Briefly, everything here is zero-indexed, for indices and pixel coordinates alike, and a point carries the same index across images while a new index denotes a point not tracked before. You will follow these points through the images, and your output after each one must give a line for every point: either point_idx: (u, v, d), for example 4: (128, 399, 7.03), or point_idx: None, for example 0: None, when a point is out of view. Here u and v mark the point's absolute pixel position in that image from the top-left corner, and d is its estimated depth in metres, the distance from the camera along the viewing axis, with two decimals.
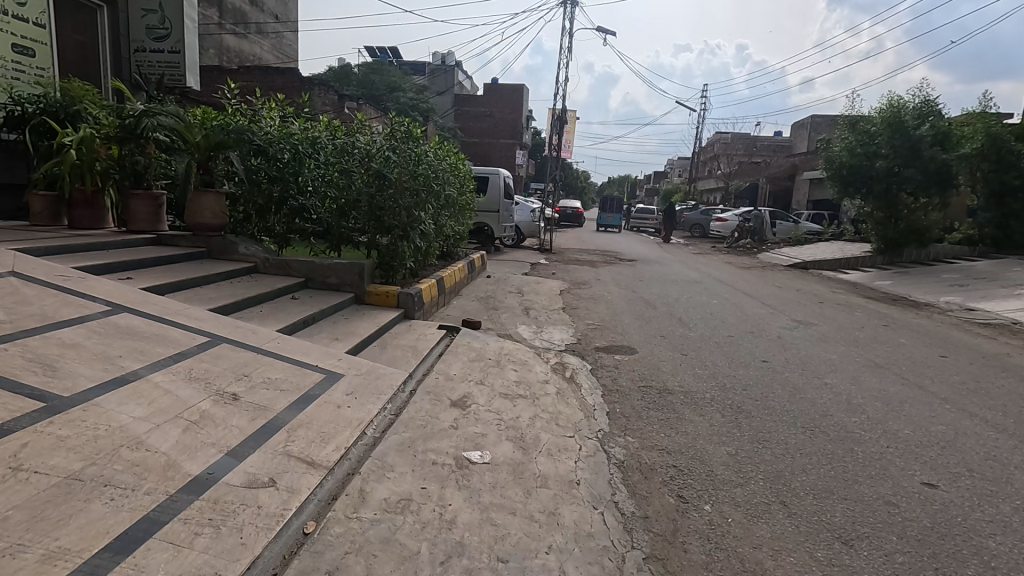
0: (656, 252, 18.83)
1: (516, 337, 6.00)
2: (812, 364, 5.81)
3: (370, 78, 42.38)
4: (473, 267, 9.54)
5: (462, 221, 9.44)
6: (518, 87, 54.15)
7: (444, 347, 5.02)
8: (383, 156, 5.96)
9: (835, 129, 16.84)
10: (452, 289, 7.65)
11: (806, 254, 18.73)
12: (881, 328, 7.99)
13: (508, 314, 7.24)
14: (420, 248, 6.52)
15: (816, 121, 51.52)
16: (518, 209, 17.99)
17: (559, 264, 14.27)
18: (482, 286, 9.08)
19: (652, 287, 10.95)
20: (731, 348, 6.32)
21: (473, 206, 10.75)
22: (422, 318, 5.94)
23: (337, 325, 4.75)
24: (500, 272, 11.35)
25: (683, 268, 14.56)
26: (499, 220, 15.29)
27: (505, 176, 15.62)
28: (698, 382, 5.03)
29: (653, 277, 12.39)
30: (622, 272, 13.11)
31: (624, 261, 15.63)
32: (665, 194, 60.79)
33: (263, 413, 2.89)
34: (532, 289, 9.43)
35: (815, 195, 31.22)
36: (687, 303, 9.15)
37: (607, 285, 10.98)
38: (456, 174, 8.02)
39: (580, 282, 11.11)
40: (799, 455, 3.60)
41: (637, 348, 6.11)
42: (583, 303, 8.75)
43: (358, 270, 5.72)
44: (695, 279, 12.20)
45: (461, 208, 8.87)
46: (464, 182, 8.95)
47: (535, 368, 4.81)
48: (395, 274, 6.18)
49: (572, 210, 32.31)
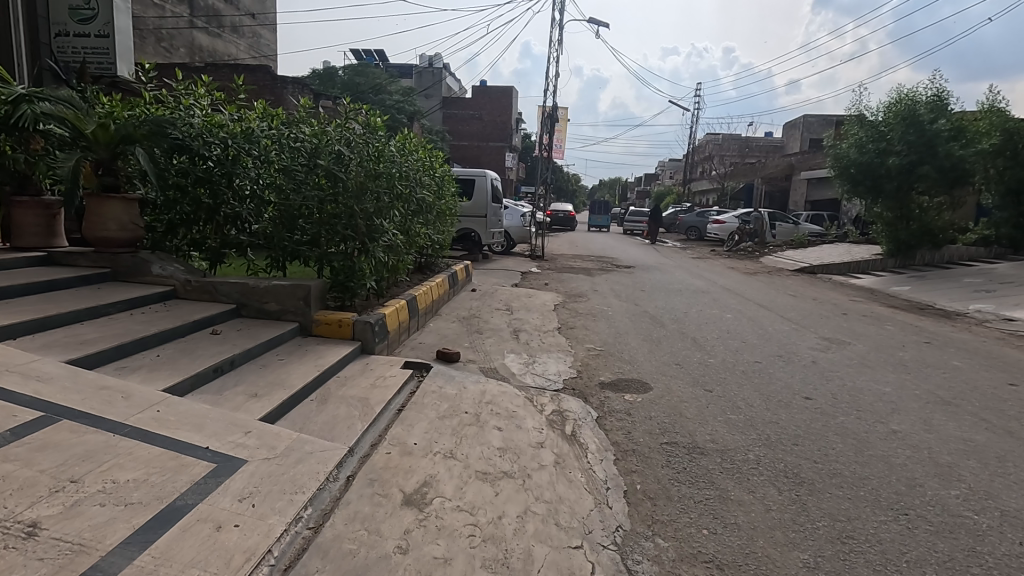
0: (655, 258, 17.80)
1: (503, 374, 4.87)
2: (866, 401, 4.73)
3: (355, 80, 41.13)
4: (455, 280, 8.41)
5: (442, 228, 8.33)
6: (507, 89, 53.27)
7: (408, 395, 3.88)
8: (333, 151, 4.82)
9: (843, 124, 15.91)
10: (427, 311, 6.50)
11: (813, 257, 17.75)
12: (924, 346, 6.94)
13: (494, 339, 6.11)
14: (385, 264, 5.38)
15: (808, 121, 50.96)
16: (507, 213, 16.89)
17: (553, 273, 13.18)
18: (466, 303, 7.94)
19: (656, 299, 9.86)
20: (763, 380, 5.23)
21: (456, 211, 9.62)
22: (384, 351, 4.79)
23: (265, 371, 3.60)
24: (486, 283, 10.25)
25: (686, 275, 13.49)
26: (487, 226, 14.18)
27: (492, 178, 14.56)
28: (735, 436, 3.92)
29: (655, 286, 11.33)
30: (621, 282, 12.03)
31: (622, 268, 14.57)
32: (658, 196, 60.04)
33: (73, 561, 1.75)
34: (523, 305, 8.30)
35: (814, 195, 30.36)
36: (699, 319, 8.06)
37: (607, 297, 9.89)
38: (431, 175, 6.90)
39: (576, 294, 10.00)
40: (908, 568, 2.49)
41: (651, 383, 5.00)
42: (581, 321, 7.64)
43: (302, 294, 4.57)
44: (702, 288, 11.16)
45: (439, 213, 7.74)
46: (442, 184, 7.84)
47: (525, 424, 3.68)
48: (353, 297, 5.03)
49: (564, 213, 31.22)
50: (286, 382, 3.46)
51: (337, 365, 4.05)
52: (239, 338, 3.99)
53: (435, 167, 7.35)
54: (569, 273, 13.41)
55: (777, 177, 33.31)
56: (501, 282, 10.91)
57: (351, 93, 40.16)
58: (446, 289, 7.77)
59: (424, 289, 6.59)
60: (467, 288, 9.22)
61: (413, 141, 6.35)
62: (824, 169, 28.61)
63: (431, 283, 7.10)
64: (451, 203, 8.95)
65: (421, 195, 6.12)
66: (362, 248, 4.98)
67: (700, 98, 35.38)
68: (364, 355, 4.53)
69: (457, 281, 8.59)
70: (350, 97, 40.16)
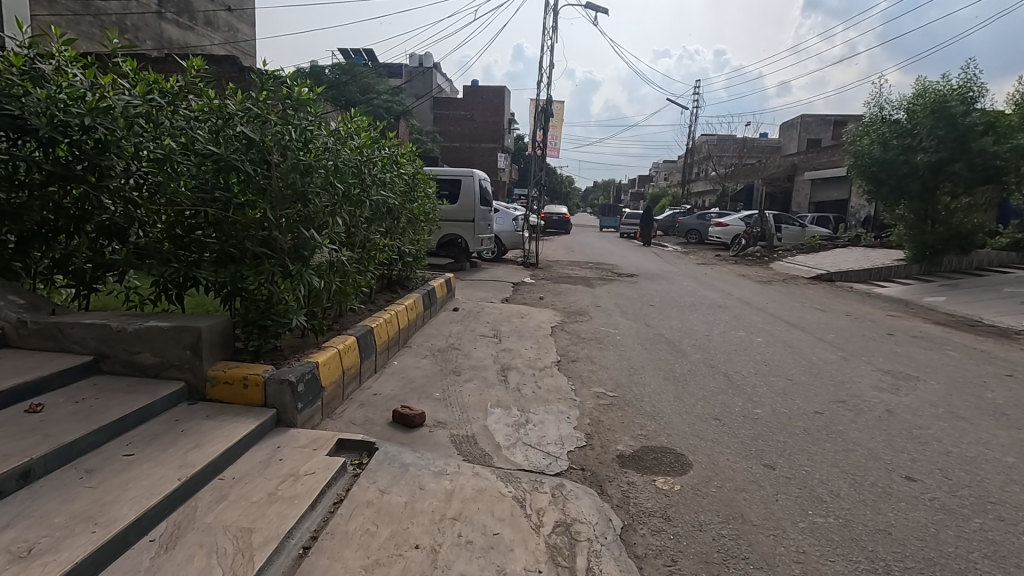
0: (657, 265, 16.46)
1: (483, 450, 3.46)
2: (995, 484, 3.37)
3: (341, 79, 39.51)
4: (432, 299, 7.02)
5: (416, 236, 6.94)
6: (499, 89, 52.05)
7: (327, 513, 2.47)
8: (238, 133, 3.35)
9: (862, 120, 14.65)
10: (390, 346, 5.12)
11: (828, 262, 16.47)
12: (1011, 382, 5.59)
13: (476, 384, 4.70)
14: (322, 290, 3.95)
15: (806, 121, 49.95)
16: (498, 217, 15.51)
17: (548, 284, 11.80)
18: (446, 329, 6.52)
19: (669, 317, 8.50)
20: (839, 447, 3.86)
21: (436, 216, 8.24)
22: (311, 420, 3.38)
23: (83, 488, 2.19)
24: (472, 299, 8.85)
25: (697, 286, 12.12)
26: (474, 231, 12.81)
27: (481, 178, 13.23)
28: (839, 567, 2.54)
29: (665, 300, 9.98)
30: (626, 294, 10.65)
31: (625, 277, 13.23)
32: (653, 198, 58.88)
33: None
34: (514, 328, 6.90)
35: (818, 196, 29.15)
36: (726, 346, 6.68)
37: (612, 315, 8.50)
38: (395, 170, 5.48)
39: (576, 312, 8.59)
40: None
41: (689, 457, 3.62)
42: (584, 351, 6.25)
43: (189, 341, 3.14)
44: (718, 303, 9.82)
45: (409, 217, 6.33)
46: (415, 182, 6.41)
47: (511, 568, 2.28)
48: (272, 340, 3.61)
49: (558, 216, 29.89)
50: (105, 513, 2.05)
51: (224, 460, 2.64)
52: (70, 418, 2.58)
53: (401, 160, 5.93)
54: (567, 284, 12.02)
55: (779, 177, 32.07)
56: (490, 297, 9.52)
57: (336, 91, 38.51)
58: (419, 310, 6.41)
59: (385, 317, 5.20)
60: (450, 306, 7.83)
61: (368, 126, 4.92)
62: (829, 169, 27.39)
63: (397, 307, 5.72)
64: (427, 204, 7.53)
65: (377, 195, 4.71)
66: (287, 270, 3.55)
67: (699, 96, 34.11)
68: (279, 430, 3.11)
69: (435, 298, 7.20)
70: (336, 96, 38.53)
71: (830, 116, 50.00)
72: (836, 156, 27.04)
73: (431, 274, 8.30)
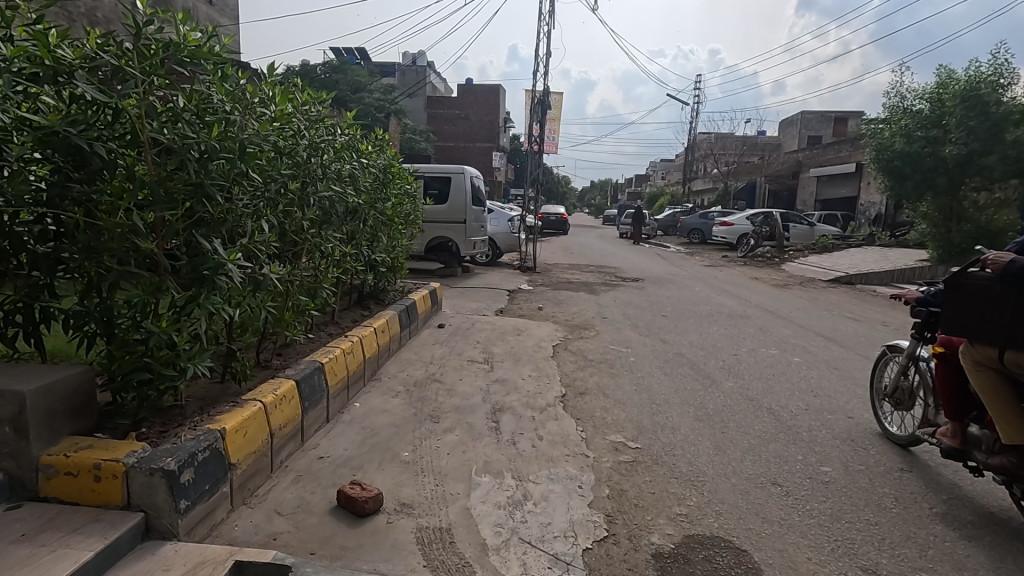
0: (663, 268, 15.41)
1: (461, 558, 2.40)
2: None
3: (331, 77, 38.31)
4: (411, 314, 5.94)
5: (392, 240, 5.89)
6: (494, 88, 51.11)
7: None
8: (85, 96, 2.20)
9: (882, 111, 13.66)
10: (351, 381, 4.04)
11: (844, 264, 15.44)
12: None
13: (459, 435, 3.63)
14: (235, 320, 2.91)
15: (806, 117, 49.00)
16: (492, 218, 14.43)
17: (548, 291, 10.74)
18: (427, 353, 5.45)
19: (686, 330, 7.44)
20: (953, 533, 2.80)
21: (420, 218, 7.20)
22: (205, 521, 2.29)
23: None
24: (462, 312, 7.78)
25: (710, 292, 11.08)
26: (466, 235, 11.73)
27: (473, 176, 12.17)
28: None
29: (679, 310, 8.93)
30: (633, 302, 9.60)
31: (630, 283, 12.19)
32: (651, 197, 57.89)
33: None
34: (510, 350, 5.83)
35: (824, 194, 28.14)
36: (761, 370, 5.63)
37: (622, 330, 7.42)
38: (357, 161, 4.42)
39: (580, 327, 7.52)
40: None
41: (755, 557, 2.57)
42: (594, 379, 5.18)
43: (9, 415, 2.07)
44: (738, 312, 8.78)
45: (380, 221, 5.28)
46: (385, 175, 5.32)
47: None
48: (158, 400, 2.52)
49: (555, 217, 28.85)
50: None
51: None
52: None
53: (367, 151, 4.88)
54: (568, 291, 10.96)
55: (783, 174, 31.07)
56: (483, 309, 8.44)
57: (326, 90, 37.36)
58: (395, 329, 5.34)
59: (346, 344, 4.11)
60: (436, 322, 6.77)
61: (314, 103, 3.86)
62: (836, 165, 26.41)
63: (364, 329, 4.63)
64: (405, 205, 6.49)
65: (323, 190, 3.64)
66: (177, 295, 2.46)
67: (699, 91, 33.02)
68: (146, 550, 2.05)
69: (415, 313, 6.13)
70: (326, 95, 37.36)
71: (831, 112, 49.12)
72: (843, 152, 26.07)
73: (414, 284, 7.23)
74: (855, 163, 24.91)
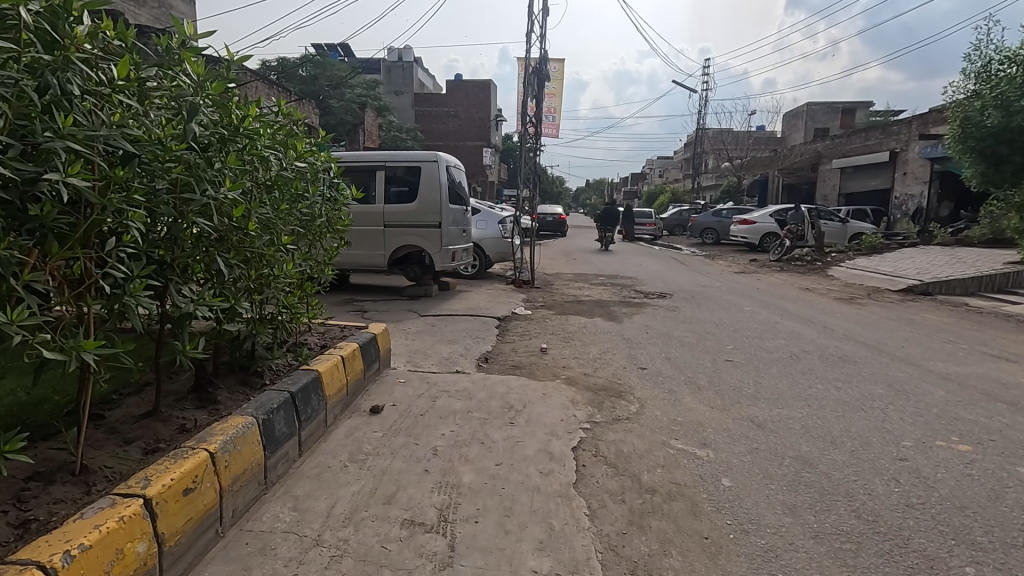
0: (689, 278, 12.64)
1: None
2: None
3: (310, 71, 35.25)
4: (302, 406, 3.08)
5: (261, 265, 3.06)
6: (485, 83, 48.42)
7: None
8: None
9: (962, 78, 10.98)
10: None
11: (908, 268, 12.71)
12: None
13: None
14: None
15: (812, 109, 46.52)
16: (478, 219, 11.60)
17: (551, 318, 7.96)
18: (321, 504, 2.63)
19: (779, 395, 4.65)
20: None
21: (346, 224, 4.38)
22: None
23: None
24: (424, 370, 4.96)
25: (767, 315, 8.32)
26: (441, 241, 8.89)
27: (450, 163, 9.38)
28: None
29: (744, 349, 6.16)
30: (674, 336, 6.81)
31: (656, 301, 9.43)
32: (650, 194, 55.57)
33: None
34: (494, 476, 3.03)
35: (848, 188, 25.53)
36: (988, 511, 2.85)
37: (678, 395, 4.62)
38: (30, 68, 1.67)
39: (607, 392, 4.73)
40: None
41: None
42: (672, 567, 2.39)
43: None
44: (831, 352, 6.02)
45: (208, 231, 2.48)
46: (203, 129, 2.46)
47: None
48: None
49: (553, 217, 26.15)
50: None
51: None
52: None
53: (133, 67, 2.12)
54: (578, 316, 8.18)
55: (800, 166, 28.39)
56: (458, 357, 5.62)
57: (303, 86, 34.39)
58: (246, 456, 2.49)
59: None
60: (368, 402, 3.94)
61: None
62: (865, 155, 23.70)
63: (115, 505, 1.82)
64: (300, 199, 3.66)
65: None
66: None
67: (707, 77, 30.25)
68: None
69: (315, 392, 3.26)
70: (304, 92, 34.40)
71: (840, 102, 46.75)
72: (872, 140, 23.45)
73: (327, 337, 4.35)
74: (889, 150, 22.21)
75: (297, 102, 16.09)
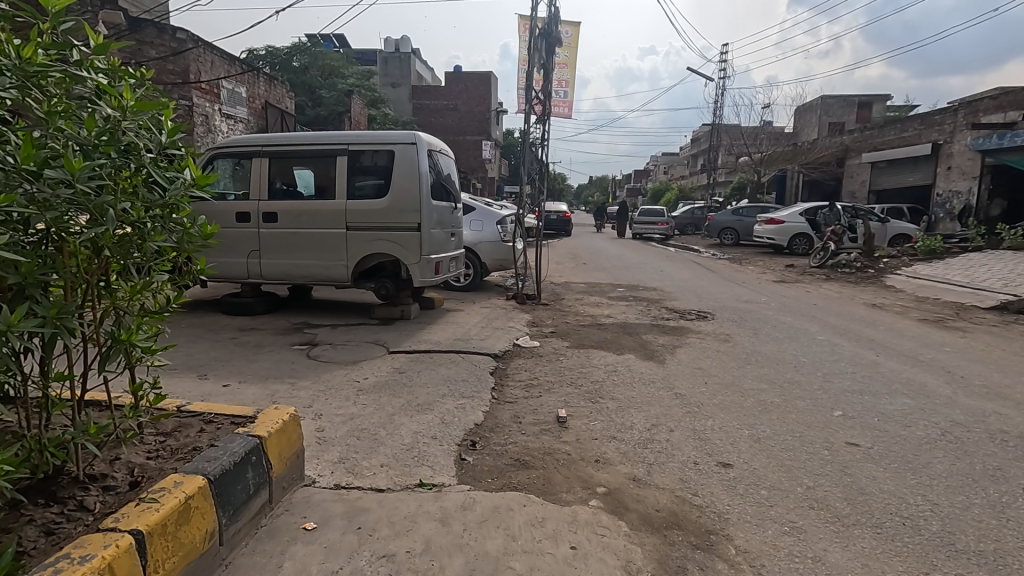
0: (725, 291, 10.53)
1: None
2: None
3: (299, 60, 32.82)
4: None
5: None
6: (484, 74, 46.11)
7: None
8: None
9: None
10: None
11: (987, 279, 10.61)
12: None
13: None
14: None
15: (827, 101, 44.23)
16: (472, 219, 9.53)
17: (565, 354, 5.90)
18: None
19: (997, 546, 2.57)
20: None
21: (203, 235, 2.34)
22: None
23: None
24: (362, 484, 2.89)
25: (851, 348, 6.24)
26: (422, 248, 6.81)
27: (433, 147, 7.29)
28: None
29: (862, 420, 4.08)
30: (748, 392, 4.72)
31: (697, 326, 7.36)
32: (655, 191, 53.48)
33: None
34: None
35: (879, 184, 23.41)
36: None
37: (816, 546, 2.55)
38: None
39: (684, 534, 2.66)
40: None
41: None
42: None
43: None
44: (1000, 427, 3.93)
45: None
46: None
47: None
48: None
49: (556, 216, 23.99)
50: None
51: None
52: None
53: None
54: (601, 350, 6.11)
55: (825, 160, 26.19)
56: (428, 441, 3.53)
57: (292, 75, 32.02)
58: None
59: None
60: None
61: None
62: (901, 148, 21.54)
63: None
64: (10, 185, 1.66)
65: None
66: None
67: (724, 64, 28.00)
68: None
69: None
70: (293, 81, 32.04)
71: (856, 95, 44.49)
72: (909, 131, 21.30)
73: (159, 455, 2.29)
74: (930, 143, 20.07)
75: (265, 82, 13.86)
